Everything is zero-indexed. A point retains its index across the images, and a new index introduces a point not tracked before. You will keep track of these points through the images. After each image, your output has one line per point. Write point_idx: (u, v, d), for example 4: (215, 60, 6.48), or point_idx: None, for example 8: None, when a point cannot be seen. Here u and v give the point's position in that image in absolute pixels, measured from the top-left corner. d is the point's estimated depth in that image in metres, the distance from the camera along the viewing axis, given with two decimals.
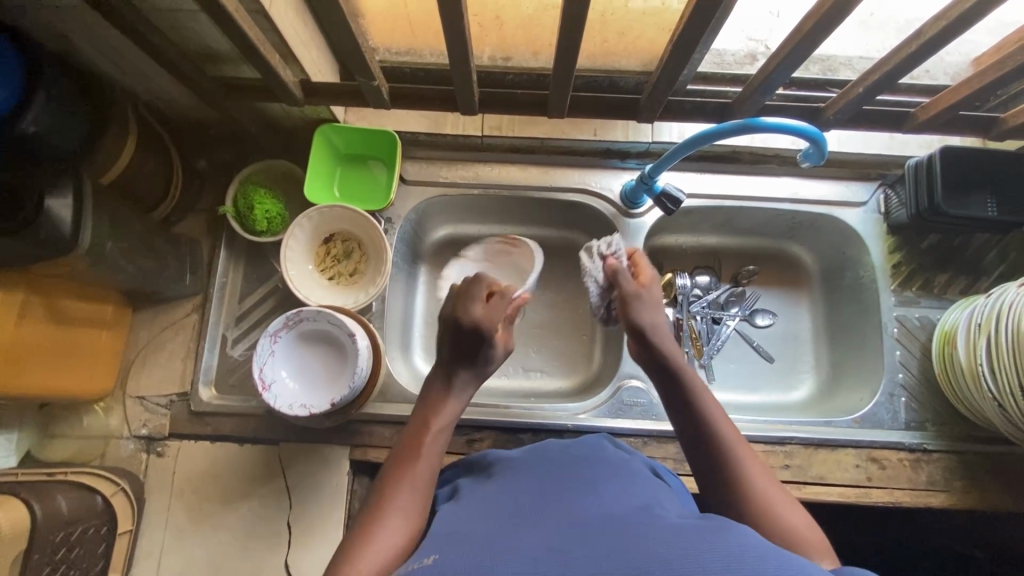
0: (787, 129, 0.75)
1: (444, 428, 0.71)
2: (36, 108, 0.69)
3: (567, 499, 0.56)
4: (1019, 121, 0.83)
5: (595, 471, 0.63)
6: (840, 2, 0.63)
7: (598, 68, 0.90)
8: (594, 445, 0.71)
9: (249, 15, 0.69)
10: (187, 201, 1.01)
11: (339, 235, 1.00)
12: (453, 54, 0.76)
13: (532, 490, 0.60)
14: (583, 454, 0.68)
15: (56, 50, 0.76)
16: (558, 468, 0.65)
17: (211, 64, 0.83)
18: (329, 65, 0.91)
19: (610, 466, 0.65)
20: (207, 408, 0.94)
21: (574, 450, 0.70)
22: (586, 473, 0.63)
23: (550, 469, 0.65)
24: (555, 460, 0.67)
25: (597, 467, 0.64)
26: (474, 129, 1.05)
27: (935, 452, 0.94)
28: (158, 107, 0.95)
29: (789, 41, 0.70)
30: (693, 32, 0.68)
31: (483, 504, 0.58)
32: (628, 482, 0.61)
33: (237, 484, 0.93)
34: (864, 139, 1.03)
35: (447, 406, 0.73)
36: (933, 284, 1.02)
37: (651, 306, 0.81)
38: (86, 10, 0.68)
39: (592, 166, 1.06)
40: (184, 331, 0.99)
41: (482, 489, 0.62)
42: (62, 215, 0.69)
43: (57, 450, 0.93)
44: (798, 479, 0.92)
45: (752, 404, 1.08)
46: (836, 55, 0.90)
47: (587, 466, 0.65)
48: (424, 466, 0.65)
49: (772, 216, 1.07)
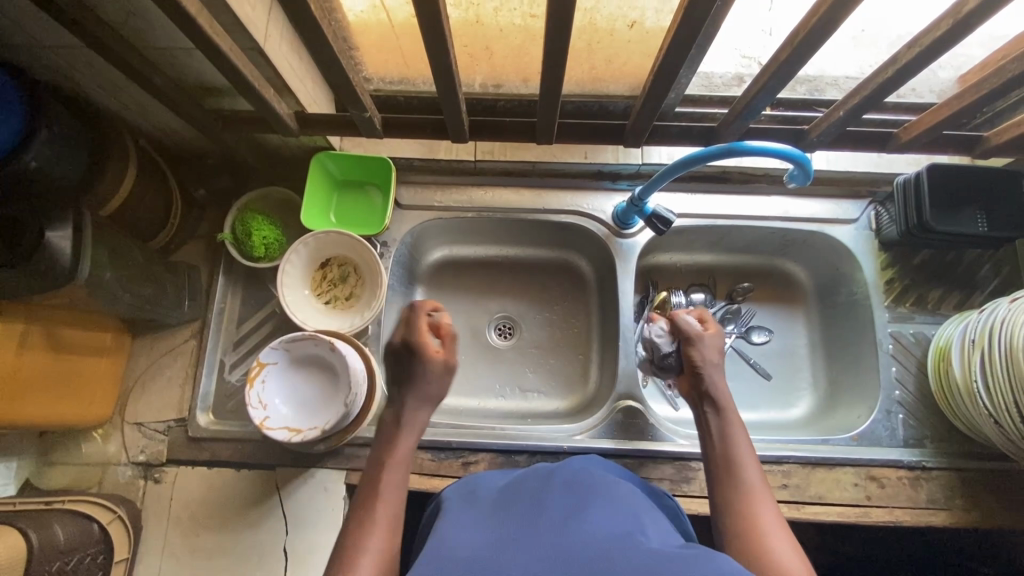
0: (770, 151, 0.77)
1: (404, 458, 0.75)
2: (38, 144, 0.71)
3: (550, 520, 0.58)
4: (1002, 140, 0.84)
5: (576, 492, 0.64)
6: (814, 34, 0.63)
7: (587, 94, 0.93)
8: (578, 468, 0.71)
9: (245, 52, 0.72)
10: (186, 229, 1.03)
11: (335, 260, 1.02)
12: (442, 84, 0.77)
13: (520, 514, 0.61)
14: (567, 477, 0.69)
15: (59, 87, 0.79)
16: (545, 491, 0.65)
17: (208, 97, 0.86)
18: (324, 95, 0.93)
19: (596, 489, 0.66)
20: (204, 433, 0.95)
21: (560, 473, 0.70)
22: (573, 496, 0.64)
23: (537, 493, 0.66)
24: (541, 484, 0.68)
25: (583, 490, 0.65)
26: (467, 154, 1.07)
27: (934, 469, 0.93)
28: (158, 138, 0.97)
29: (769, 68, 0.72)
30: (674, 60, 0.70)
31: (476, 529, 0.59)
32: (616, 507, 0.62)
33: (234, 509, 0.93)
34: (851, 158, 1.04)
35: (409, 433, 0.77)
36: (926, 300, 1.02)
37: (710, 350, 0.87)
38: (85, 49, 0.71)
39: (583, 187, 1.07)
40: (182, 356, 1.00)
41: (467, 513, 0.64)
42: (62, 248, 0.70)
43: (55, 478, 0.93)
44: (796, 499, 0.91)
45: (751, 421, 1.08)
46: (822, 74, 0.91)
47: (574, 489, 0.65)
48: (385, 506, 0.67)
49: (764, 234, 1.08)
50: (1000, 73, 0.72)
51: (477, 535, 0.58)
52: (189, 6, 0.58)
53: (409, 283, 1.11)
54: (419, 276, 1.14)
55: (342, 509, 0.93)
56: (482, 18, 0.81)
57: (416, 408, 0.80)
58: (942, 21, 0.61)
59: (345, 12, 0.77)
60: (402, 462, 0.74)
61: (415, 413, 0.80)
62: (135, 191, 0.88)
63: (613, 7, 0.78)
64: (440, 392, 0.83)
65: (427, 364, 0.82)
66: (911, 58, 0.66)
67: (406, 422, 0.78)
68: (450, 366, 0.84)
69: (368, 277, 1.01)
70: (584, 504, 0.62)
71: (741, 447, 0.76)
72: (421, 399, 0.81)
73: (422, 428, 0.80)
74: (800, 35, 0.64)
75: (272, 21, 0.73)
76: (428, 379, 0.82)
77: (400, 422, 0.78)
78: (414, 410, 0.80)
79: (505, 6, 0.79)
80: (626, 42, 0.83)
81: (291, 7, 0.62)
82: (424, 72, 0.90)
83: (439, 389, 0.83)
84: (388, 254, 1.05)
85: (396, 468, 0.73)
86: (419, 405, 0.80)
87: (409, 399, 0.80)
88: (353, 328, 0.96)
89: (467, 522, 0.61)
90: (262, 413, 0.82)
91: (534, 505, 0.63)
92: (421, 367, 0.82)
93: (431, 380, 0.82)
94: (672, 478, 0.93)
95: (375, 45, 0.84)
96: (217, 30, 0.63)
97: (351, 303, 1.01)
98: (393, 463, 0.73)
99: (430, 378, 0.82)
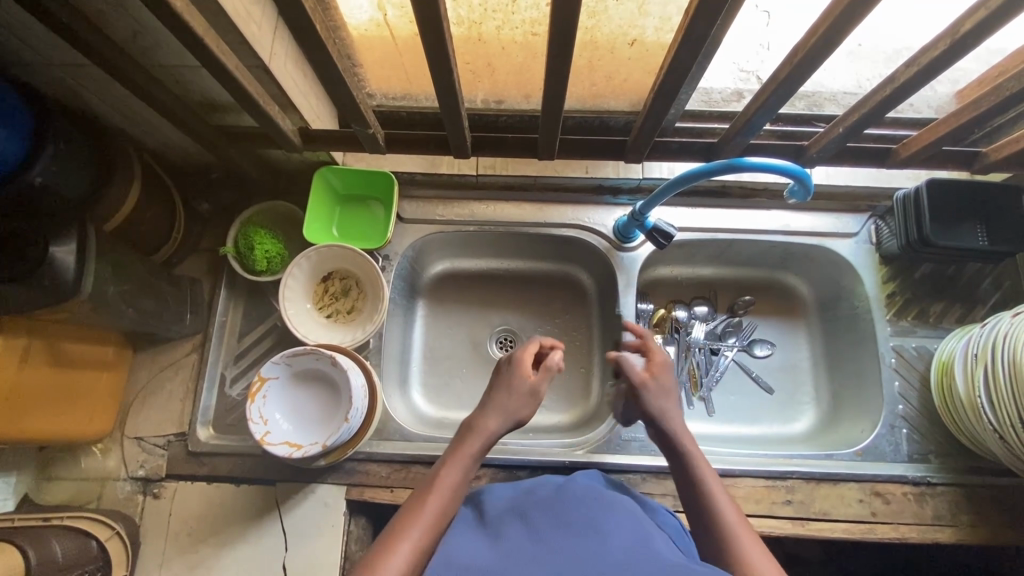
0: (771, 168, 0.77)
1: (469, 459, 0.76)
2: (44, 160, 0.72)
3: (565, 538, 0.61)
4: (1000, 155, 0.84)
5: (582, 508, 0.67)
6: (811, 53, 0.64)
7: (587, 110, 0.94)
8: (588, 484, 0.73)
9: (250, 69, 0.73)
10: (189, 244, 1.03)
11: (337, 273, 1.02)
12: (444, 100, 0.78)
13: (534, 535, 0.62)
14: (577, 494, 0.70)
15: (67, 103, 0.80)
16: (558, 508, 0.67)
17: (214, 114, 0.87)
18: (327, 110, 0.94)
19: (600, 503, 0.68)
20: (204, 448, 0.94)
21: (571, 490, 0.72)
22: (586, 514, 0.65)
23: (551, 511, 0.66)
24: (553, 499, 0.69)
25: (595, 509, 0.66)
26: (469, 169, 1.08)
27: (939, 485, 0.92)
28: (162, 153, 0.98)
29: (768, 85, 0.73)
30: (674, 77, 0.70)
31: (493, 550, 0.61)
32: (628, 526, 0.64)
33: (233, 525, 0.92)
34: (851, 171, 1.04)
35: (476, 437, 0.79)
36: (928, 313, 1.02)
37: (662, 393, 0.83)
38: (94, 68, 0.72)
39: (584, 202, 1.08)
40: (183, 370, 1.00)
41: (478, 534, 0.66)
42: (65, 262, 0.71)
43: (53, 493, 0.93)
44: (801, 515, 0.91)
45: (753, 435, 1.07)
46: (822, 90, 0.91)
47: (586, 507, 0.67)
48: (436, 500, 0.69)
49: (765, 247, 1.08)
50: (998, 90, 0.72)
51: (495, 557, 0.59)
52: (195, 26, 0.58)
53: (410, 296, 1.12)
54: (420, 290, 1.14)
55: (342, 525, 0.92)
56: (484, 36, 0.81)
57: (490, 412, 0.82)
58: (939, 41, 0.62)
59: (348, 30, 0.78)
60: (462, 460, 0.75)
61: (487, 416, 0.81)
62: (142, 205, 0.90)
63: (615, 24, 0.78)
64: (519, 411, 0.83)
65: (518, 384, 0.85)
66: (909, 76, 0.67)
67: (476, 426, 0.80)
68: (535, 390, 0.85)
69: (370, 291, 1.01)
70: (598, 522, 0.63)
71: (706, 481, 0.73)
72: (501, 412, 0.81)
73: (492, 437, 0.80)
74: (800, 53, 0.65)
75: (277, 40, 0.74)
76: (514, 392, 0.84)
77: (473, 426, 0.80)
78: (486, 415, 0.81)
79: (506, 24, 0.78)
80: (626, 59, 0.83)
81: (296, 25, 0.63)
82: (427, 89, 0.91)
83: (518, 408, 0.83)
84: (390, 267, 1.05)
85: (455, 468, 0.74)
86: (493, 412, 0.82)
87: (492, 403, 0.83)
88: (354, 342, 0.96)
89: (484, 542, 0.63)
90: (263, 428, 0.81)
91: (548, 522, 0.64)
92: (510, 381, 0.85)
93: (514, 395, 0.84)
94: (675, 493, 0.93)
95: (378, 63, 0.85)
96: (222, 48, 0.64)
97: (353, 316, 1.01)
98: (450, 462, 0.75)
99: (514, 393, 0.84)
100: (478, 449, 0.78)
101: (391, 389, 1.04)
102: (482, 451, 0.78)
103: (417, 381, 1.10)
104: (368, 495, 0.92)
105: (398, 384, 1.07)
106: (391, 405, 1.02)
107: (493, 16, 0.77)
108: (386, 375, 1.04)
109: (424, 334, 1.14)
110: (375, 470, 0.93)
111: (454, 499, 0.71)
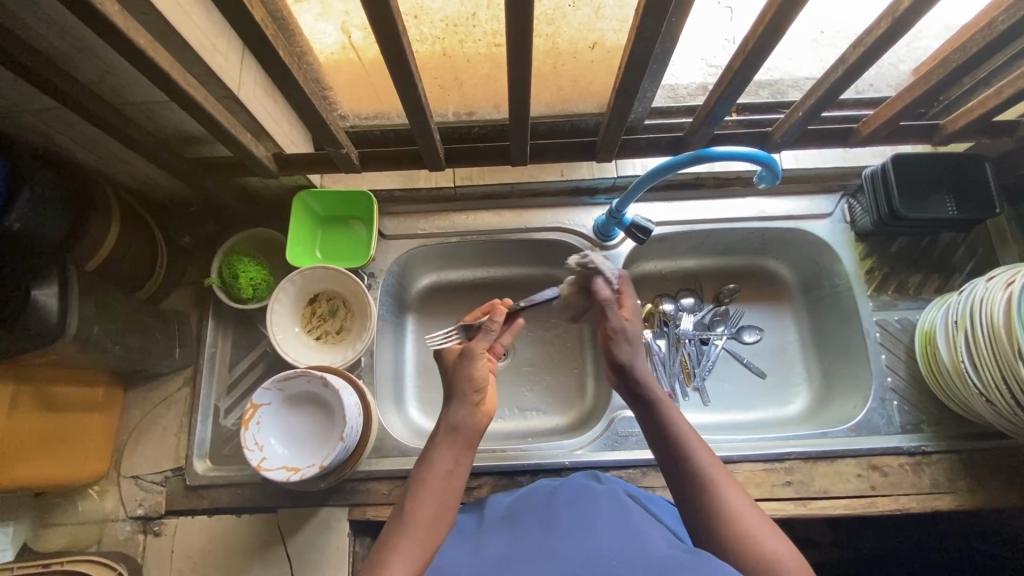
0: (736, 155, 0.80)
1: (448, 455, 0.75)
2: (21, 205, 0.72)
3: (554, 541, 0.62)
4: (957, 127, 0.87)
5: (573, 512, 0.68)
6: (761, 42, 0.67)
7: (557, 114, 0.95)
8: (580, 485, 0.75)
9: (220, 100, 0.74)
10: (172, 278, 1.04)
11: (323, 295, 1.03)
12: (416, 117, 0.80)
13: (525, 539, 0.64)
14: (569, 495, 0.73)
15: (39, 148, 0.80)
16: (550, 514, 0.68)
17: (189, 146, 0.88)
18: (301, 134, 0.95)
19: (592, 504, 0.70)
20: (202, 481, 0.94)
21: (560, 491, 0.74)
22: (575, 515, 0.67)
23: (542, 516, 0.68)
24: (545, 505, 0.71)
25: (583, 508, 0.69)
26: (446, 181, 1.09)
27: (934, 453, 0.94)
28: (137, 189, 0.98)
29: (725, 76, 0.76)
30: (633, 76, 0.73)
31: (480, 557, 0.62)
32: (616, 519, 0.66)
33: (236, 556, 0.92)
34: (819, 154, 1.06)
35: (454, 431, 0.77)
36: (907, 286, 1.04)
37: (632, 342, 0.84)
38: (66, 112, 0.73)
39: (564, 205, 1.09)
40: (176, 405, 0.99)
41: (472, 540, 0.67)
42: (49, 305, 0.71)
43: (52, 539, 0.92)
44: (802, 495, 0.92)
45: (750, 421, 1.08)
46: (783, 78, 0.94)
47: (575, 507, 0.69)
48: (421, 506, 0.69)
49: (745, 235, 1.10)
50: (945, 64, 0.75)
51: (482, 564, 0.61)
52: (160, 61, 0.59)
53: (398, 312, 1.12)
54: (409, 304, 1.15)
55: (346, 545, 0.92)
56: (449, 51, 0.82)
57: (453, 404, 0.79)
58: (882, 20, 0.65)
59: (316, 55, 0.79)
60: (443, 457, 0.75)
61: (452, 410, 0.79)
62: (122, 244, 0.90)
63: (574, 28, 0.80)
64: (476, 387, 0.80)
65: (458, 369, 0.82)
66: (858, 56, 0.70)
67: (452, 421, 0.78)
68: (465, 350, 0.83)
69: (357, 309, 1.02)
70: (591, 522, 0.65)
71: (678, 433, 0.74)
72: (468, 400, 0.79)
73: (475, 430, 0.78)
74: (751, 42, 0.68)
75: (245, 69, 0.75)
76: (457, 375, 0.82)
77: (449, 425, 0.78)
78: (457, 408, 0.78)
79: (468, 38, 0.80)
80: (589, 63, 0.85)
81: (261, 53, 0.64)
82: (397, 106, 0.92)
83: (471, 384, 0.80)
84: (376, 285, 1.05)
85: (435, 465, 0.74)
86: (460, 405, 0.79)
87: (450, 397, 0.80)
88: (345, 361, 0.97)
89: (480, 544, 0.66)
90: (259, 454, 0.82)
91: (537, 525, 0.66)
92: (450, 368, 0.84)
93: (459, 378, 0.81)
94: None
95: (348, 85, 0.86)
96: (190, 82, 0.65)
97: (342, 336, 1.02)
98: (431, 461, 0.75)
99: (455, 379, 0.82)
100: (457, 442, 0.76)
101: (386, 407, 1.04)
102: (464, 443, 0.76)
103: (412, 397, 1.10)
104: (370, 514, 0.92)
105: (393, 402, 1.07)
106: (388, 423, 1.02)
107: (455, 31, 0.79)
108: (381, 394, 1.03)
109: (415, 348, 1.14)
110: (376, 488, 0.93)
111: (444, 493, 0.71)
